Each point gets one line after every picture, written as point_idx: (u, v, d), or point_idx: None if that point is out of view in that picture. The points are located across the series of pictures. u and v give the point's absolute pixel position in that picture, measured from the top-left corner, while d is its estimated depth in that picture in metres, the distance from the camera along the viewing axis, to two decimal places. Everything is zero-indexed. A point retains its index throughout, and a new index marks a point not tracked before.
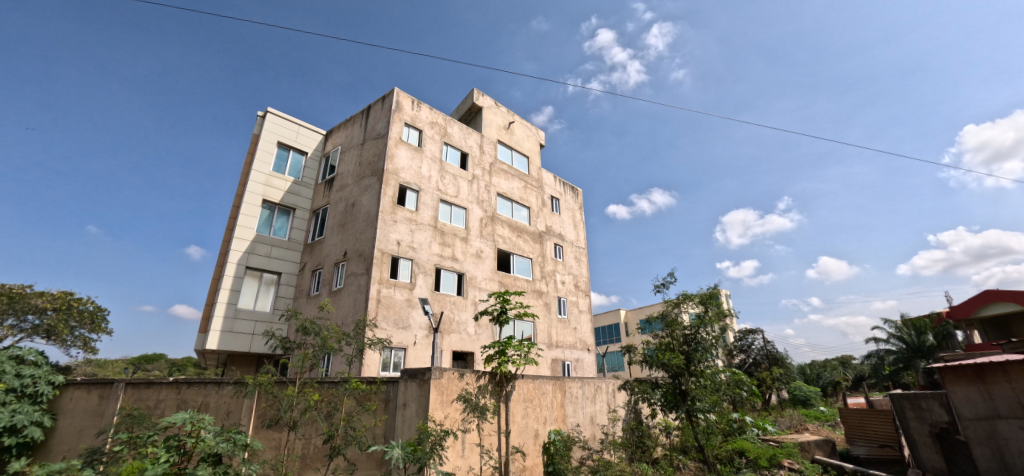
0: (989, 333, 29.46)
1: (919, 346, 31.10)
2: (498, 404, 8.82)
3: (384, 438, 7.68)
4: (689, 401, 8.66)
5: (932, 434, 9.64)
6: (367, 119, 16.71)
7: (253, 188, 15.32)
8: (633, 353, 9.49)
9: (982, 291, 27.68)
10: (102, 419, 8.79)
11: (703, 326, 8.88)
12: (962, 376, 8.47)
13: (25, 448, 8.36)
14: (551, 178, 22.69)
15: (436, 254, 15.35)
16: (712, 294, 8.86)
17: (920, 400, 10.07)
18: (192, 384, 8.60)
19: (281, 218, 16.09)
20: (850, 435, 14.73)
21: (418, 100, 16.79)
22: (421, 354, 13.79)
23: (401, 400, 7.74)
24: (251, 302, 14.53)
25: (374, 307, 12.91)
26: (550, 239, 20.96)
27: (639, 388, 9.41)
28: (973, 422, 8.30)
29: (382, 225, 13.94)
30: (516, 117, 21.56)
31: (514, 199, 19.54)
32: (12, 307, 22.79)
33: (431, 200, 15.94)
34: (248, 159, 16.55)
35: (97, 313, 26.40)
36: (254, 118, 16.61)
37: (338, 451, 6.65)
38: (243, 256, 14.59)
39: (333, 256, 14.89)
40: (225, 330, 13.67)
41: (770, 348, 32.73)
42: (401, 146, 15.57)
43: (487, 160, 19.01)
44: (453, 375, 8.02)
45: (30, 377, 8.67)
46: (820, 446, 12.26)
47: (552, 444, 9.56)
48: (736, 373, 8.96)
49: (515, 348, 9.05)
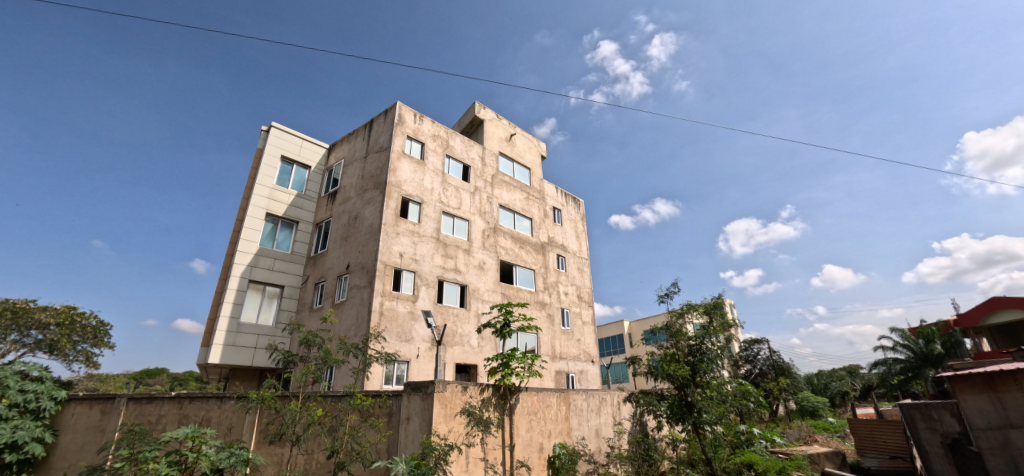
0: (999, 340, 30.63)
1: (928, 355, 30.55)
2: (502, 418, 8.72)
3: (388, 454, 7.51)
4: (695, 413, 8.54)
5: (944, 445, 9.55)
6: (370, 132, 16.88)
7: (257, 202, 15.43)
8: (638, 364, 9.32)
9: (993, 298, 28.79)
10: (104, 435, 8.76)
11: (708, 336, 8.74)
12: (972, 385, 8.26)
13: (26, 464, 8.30)
14: (553, 190, 22.76)
15: (439, 266, 15.35)
16: (716, 304, 8.81)
17: (930, 409, 9.97)
18: (194, 398, 8.59)
19: (284, 231, 16.15)
20: (860, 447, 14.39)
21: (420, 114, 16.95)
22: (424, 367, 13.69)
23: (404, 414, 7.65)
24: (253, 316, 14.51)
25: (377, 320, 12.85)
26: (552, 250, 20.93)
27: (645, 400, 9.28)
28: (985, 433, 8.09)
29: (385, 237, 14.02)
30: (517, 129, 21.70)
31: (515, 210, 19.56)
32: (15, 322, 22.90)
33: (433, 212, 15.99)
34: (252, 173, 16.68)
35: (100, 328, 26.37)
36: (259, 132, 16.81)
37: (343, 468, 6.57)
38: (245, 270, 14.60)
39: (336, 269, 14.94)
40: (227, 344, 13.62)
41: (776, 358, 32.56)
42: (404, 159, 15.71)
43: (489, 172, 19.12)
44: (457, 388, 7.96)
45: (33, 393, 8.65)
46: (831, 459, 12.09)
47: (557, 457, 9.41)
48: (743, 384, 8.91)
49: (518, 361, 8.90)
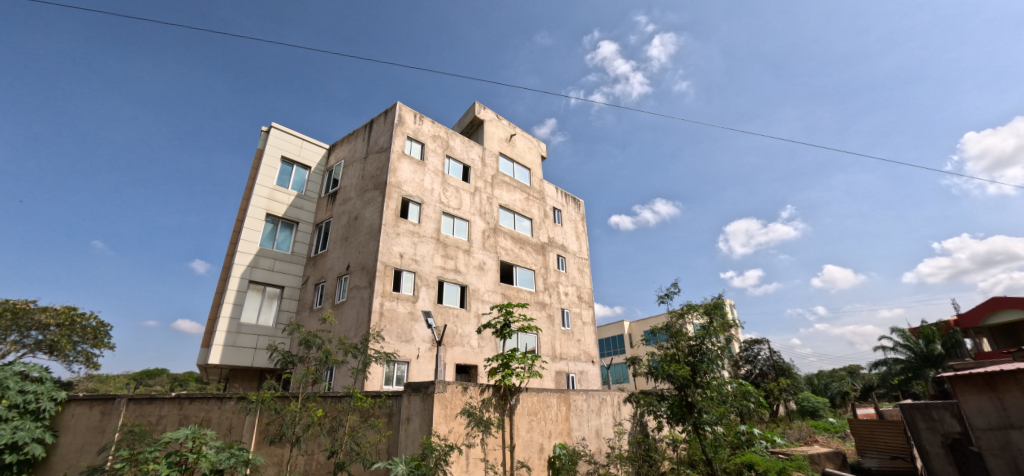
0: (999, 341, 30.60)
1: (928, 355, 30.53)
2: (503, 418, 8.71)
3: (388, 454, 7.51)
4: (695, 414, 8.51)
5: (945, 446, 9.54)
6: (370, 132, 16.89)
7: (257, 203, 15.43)
8: (638, 365, 9.32)
9: (993, 298, 28.81)
10: (104, 435, 8.75)
11: (708, 337, 8.75)
12: (972, 385, 8.26)
13: (26, 465, 8.30)
14: (553, 190, 22.77)
15: (439, 267, 15.35)
16: (716, 304, 8.80)
17: (930, 410, 9.96)
18: (194, 399, 8.58)
19: (284, 232, 16.15)
20: (860, 447, 14.40)
21: (420, 114, 16.95)
22: (424, 368, 13.69)
23: (404, 414, 7.64)
24: (253, 316, 14.51)
25: (377, 321, 12.85)
26: (552, 251, 20.93)
27: (645, 401, 9.27)
28: (986, 433, 8.08)
29: (385, 238, 14.02)
30: (517, 130, 21.70)
31: (515, 211, 19.57)
32: (15, 323, 22.90)
33: (433, 213, 15.99)
34: (252, 174, 16.68)
35: (100, 328, 26.35)
36: (259, 133, 16.81)
37: (343, 468, 6.57)
38: (245, 270, 14.60)
39: (336, 270, 14.94)
40: (227, 344, 13.62)
41: (776, 359, 32.55)
42: (404, 159, 15.71)
43: (489, 172, 19.13)
44: (457, 388, 7.95)
45: (34, 394, 8.65)
46: (831, 459, 12.09)
47: (557, 458, 9.41)
48: (743, 384, 8.91)
49: (519, 361, 8.89)
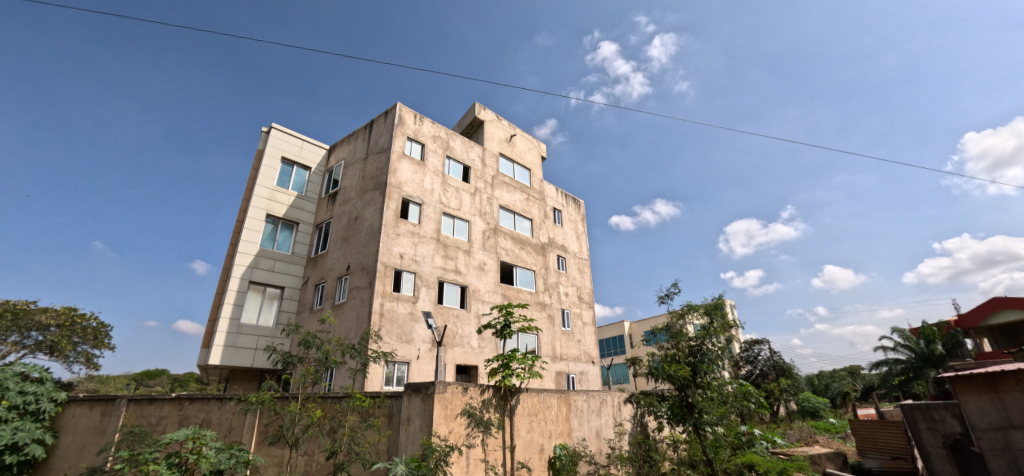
0: (999, 341, 30.58)
1: (928, 355, 30.53)
2: (503, 419, 8.71)
3: (388, 455, 7.53)
4: (696, 414, 8.48)
5: (946, 446, 9.52)
6: (370, 132, 16.89)
7: (257, 203, 15.43)
8: (638, 365, 9.32)
9: (993, 298, 28.82)
10: (104, 436, 8.74)
11: (708, 337, 8.76)
12: (973, 385, 8.25)
13: (26, 466, 8.30)
14: (553, 191, 22.77)
15: (439, 267, 15.35)
16: (716, 304, 8.80)
17: (931, 410, 9.95)
18: (194, 400, 8.57)
19: (285, 232, 16.15)
20: (861, 447, 14.41)
21: (421, 115, 16.95)
22: (424, 368, 13.68)
23: (405, 415, 7.64)
24: (253, 317, 14.51)
25: (377, 321, 12.85)
26: (552, 251, 20.92)
27: (645, 401, 9.26)
28: (987, 433, 8.07)
29: (385, 238, 14.01)
30: (517, 130, 21.70)
31: (516, 211, 19.57)
32: (16, 324, 22.93)
33: (434, 213, 15.99)
34: (252, 174, 16.68)
35: (100, 329, 26.35)
36: (259, 133, 16.82)
37: (343, 468, 6.56)
38: (246, 271, 14.60)
39: (336, 270, 14.93)
40: (227, 345, 13.61)
41: (777, 359, 32.52)
42: (404, 160, 15.72)
43: (489, 172, 19.13)
44: (457, 389, 7.95)
45: (34, 394, 8.65)
46: (832, 459, 12.06)
47: (557, 458, 9.39)
48: (744, 384, 8.90)
49: (519, 362, 8.87)
